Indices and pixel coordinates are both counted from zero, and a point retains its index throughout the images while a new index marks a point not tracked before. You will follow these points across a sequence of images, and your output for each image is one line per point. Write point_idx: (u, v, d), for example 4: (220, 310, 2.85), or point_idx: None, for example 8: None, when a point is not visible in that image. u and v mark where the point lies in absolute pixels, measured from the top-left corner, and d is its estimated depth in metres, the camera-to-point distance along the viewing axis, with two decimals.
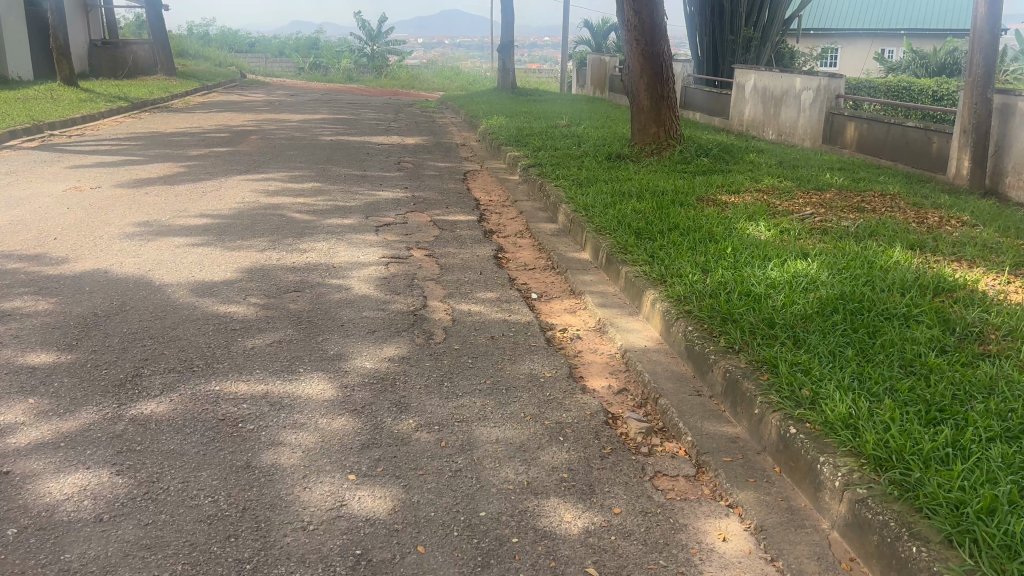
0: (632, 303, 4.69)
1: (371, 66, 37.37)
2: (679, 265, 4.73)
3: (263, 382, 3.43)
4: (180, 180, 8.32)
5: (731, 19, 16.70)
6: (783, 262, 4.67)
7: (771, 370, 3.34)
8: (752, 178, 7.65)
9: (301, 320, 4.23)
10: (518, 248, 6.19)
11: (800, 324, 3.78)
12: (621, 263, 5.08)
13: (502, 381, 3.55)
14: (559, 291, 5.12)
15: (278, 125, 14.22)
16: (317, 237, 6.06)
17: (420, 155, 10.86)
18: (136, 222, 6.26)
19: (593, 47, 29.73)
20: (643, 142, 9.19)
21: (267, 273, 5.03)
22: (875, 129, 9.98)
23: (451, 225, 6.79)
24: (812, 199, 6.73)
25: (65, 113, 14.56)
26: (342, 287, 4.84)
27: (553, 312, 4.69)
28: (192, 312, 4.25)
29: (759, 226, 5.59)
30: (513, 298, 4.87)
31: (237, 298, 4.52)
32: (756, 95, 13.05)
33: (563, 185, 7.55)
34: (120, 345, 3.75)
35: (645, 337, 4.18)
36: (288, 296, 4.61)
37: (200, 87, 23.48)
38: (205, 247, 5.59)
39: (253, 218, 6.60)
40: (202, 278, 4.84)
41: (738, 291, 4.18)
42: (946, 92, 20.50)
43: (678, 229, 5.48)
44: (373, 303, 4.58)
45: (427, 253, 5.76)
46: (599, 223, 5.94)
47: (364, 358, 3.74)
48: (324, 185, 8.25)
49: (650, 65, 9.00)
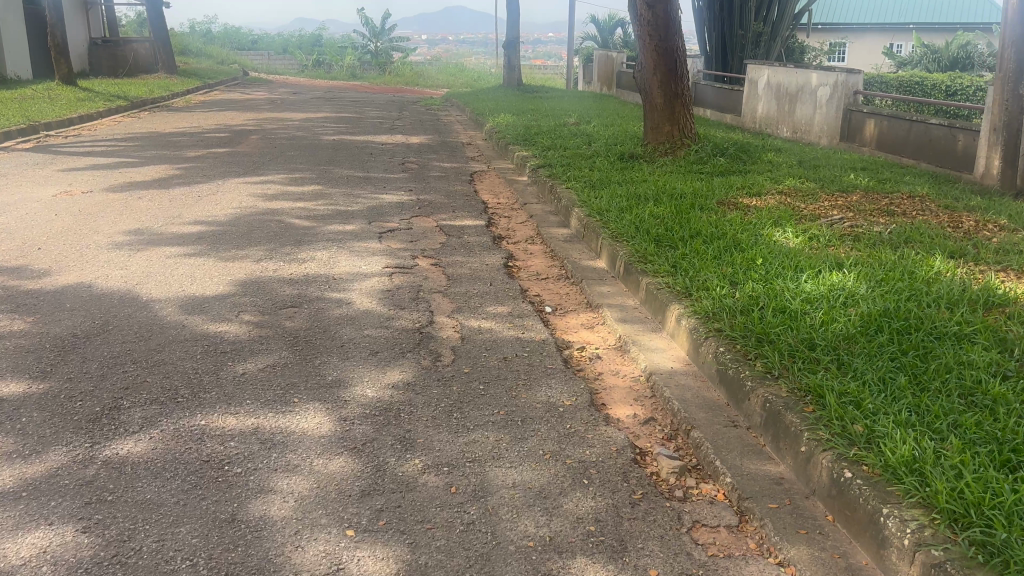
0: (654, 318, 4.35)
1: (375, 64, 36.99)
2: (704, 277, 4.39)
3: (254, 416, 3.11)
4: (176, 183, 8.01)
5: (742, 14, 16.32)
6: (818, 274, 4.33)
7: (817, 402, 3.00)
8: (772, 179, 7.29)
9: (297, 340, 3.91)
10: (530, 256, 5.86)
11: (843, 345, 3.43)
12: (641, 273, 4.75)
13: (516, 411, 3.23)
14: (574, 304, 4.79)
15: (279, 124, 13.92)
16: (316, 245, 5.73)
17: (425, 155, 10.52)
18: (126, 230, 5.95)
19: (599, 43, 29.33)
20: (656, 142, 8.85)
21: (262, 286, 4.71)
22: (896, 126, 9.61)
23: (458, 231, 6.46)
24: (838, 202, 6.38)
25: (62, 113, 14.27)
26: (343, 302, 4.51)
27: (570, 328, 4.37)
28: (180, 332, 3.93)
29: (786, 233, 5.25)
30: (525, 312, 4.54)
31: (229, 315, 4.19)
32: (769, 91, 12.68)
33: (575, 187, 7.21)
34: (99, 372, 3.44)
35: (671, 357, 3.85)
36: (284, 313, 4.28)
37: (202, 86, 23.18)
38: (198, 258, 5.28)
39: (250, 224, 6.28)
40: (192, 292, 4.52)
41: (772, 307, 3.84)
42: (959, 87, 20.04)
43: (700, 237, 5.14)
44: (376, 319, 4.26)
45: (433, 263, 5.44)
46: (615, 229, 5.61)
47: (365, 385, 3.41)
48: (326, 188, 7.93)
49: (664, 62, 8.65)
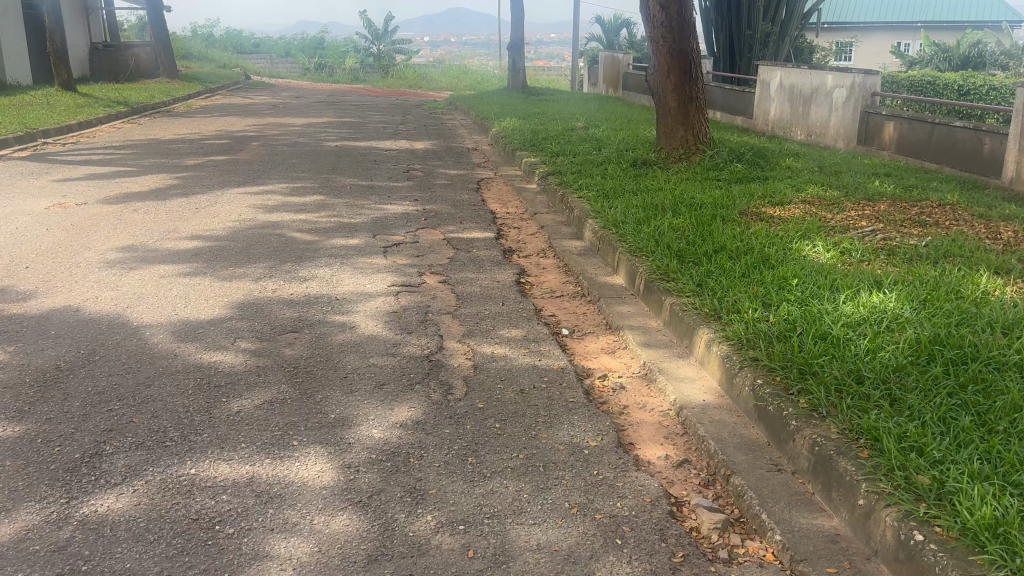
0: (680, 342, 4.06)
1: (377, 67, 36.72)
2: (733, 297, 4.09)
3: (249, 463, 2.82)
4: (175, 194, 7.73)
5: (751, 15, 15.96)
6: (857, 294, 4.03)
7: (873, 446, 2.69)
8: (794, 187, 6.99)
9: (297, 371, 3.61)
10: (543, 271, 5.57)
11: (895, 377, 3.13)
12: (664, 292, 4.45)
13: (538, 455, 2.93)
14: (593, 325, 4.50)
15: (280, 130, 13.63)
16: (318, 261, 5.44)
17: (430, 161, 10.23)
18: (120, 247, 5.67)
19: (605, 44, 29.00)
20: (670, 146, 8.54)
21: (260, 308, 4.42)
22: (916, 129, 9.31)
23: (467, 244, 6.16)
24: (865, 212, 6.09)
25: (61, 119, 14.03)
26: (346, 326, 4.22)
27: (590, 354, 4.07)
28: (172, 363, 3.64)
29: (817, 247, 4.94)
30: (541, 335, 4.25)
31: (224, 343, 3.90)
32: (783, 92, 12.38)
33: (587, 196, 6.91)
34: (81, 411, 3.15)
35: (702, 388, 3.55)
36: (283, 339, 3.99)
37: (204, 90, 22.91)
38: (195, 277, 4.99)
39: (249, 239, 6.00)
40: (186, 316, 4.24)
41: (812, 334, 3.54)
42: (972, 86, 19.71)
43: (726, 252, 4.84)
44: (382, 346, 3.96)
45: (442, 280, 5.14)
46: (633, 242, 5.31)
47: (371, 424, 3.12)
48: (329, 199, 7.64)
49: (678, 64, 8.36)
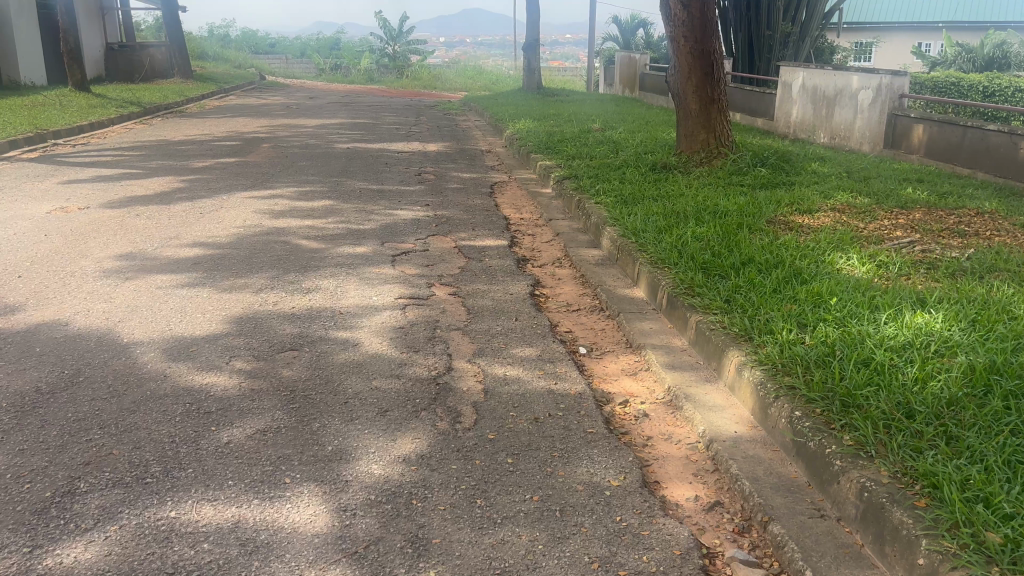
0: (707, 365, 3.77)
1: (392, 67, 36.56)
2: (765, 316, 3.80)
3: (235, 504, 2.55)
4: (181, 197, 7.51)
5: (771, 14, 15.60)
6: (900, 314, 3.72)
7: (932, 495, 2.40)
8: (821, 194, 6.67)
9: (295, 395, 3.35)
10: (559, 283, 5.29)
11: (949, 412, 2.83)
12: (689, 307, 4.17)
13: (555, 496, 2.65)
14: (613, 343, 4.21)
15: (292, 131, 13.42)
16: (323, 270, 5.19)
17: (443, 164, 9.96)
18: (118, 255, 5.43)
19: (622, 44, 28.66)
20: (691, 149, 8.24)
21: (259, 324, 4.16)
22: (947, 131, 8.97)
23: (479, 252, 5.88)
24: (899, 220, 5.77)
25: (72, 119, 13.87)
26: (349, 343, 3.95)
27: (610, 376, 3.78)
28: (160, 385, 3.38)
29: (851, 260, 4.64)
30: (558, 355, 3.96)
31: (217, 363, 3.65)
32: (805, 94, 12.04)
33: (605, 202, 6.62)
34: (57, 441, 2.89)
35: (733, 419, 3.27)
36: (281, 358, 3.73)
37: (218, 90, 22.77)
38: (193, 288, 4.74)
39: (252, 247, 5.75)
40: (180, 332, 3.99)
41: (853, 360, 3.25)
42: (998, 88, 19.22)
43: (755, 265, 4.55)
44: (387, 366, 3.69)
45: (452, 292, 4.87)
46: (655, 253, 5.02)
47: (372, 459, 2.85)
48: (337, 203, 7.39)
49: (700, 64, 8.06)
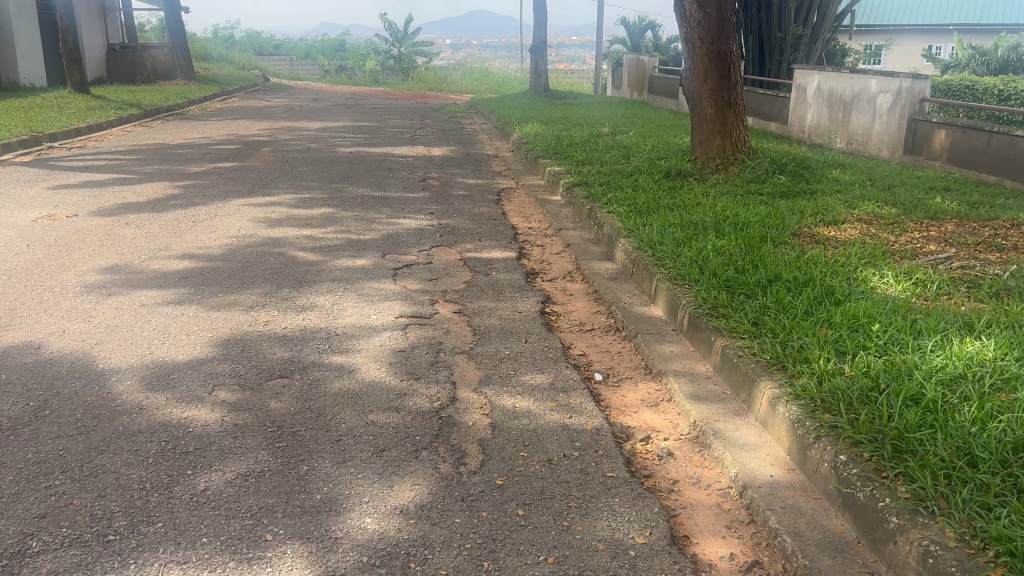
0: (735, 396, 3.46)
1: (397, 69, 36.25)
2: (798, 343, 3.49)
3: (208, 568, 2.24)
4: (174, 204, 7.21)
5: (782, 15, 15.24)
6: (948, 341, 3.39)
7: (1010, 565, 2.08)
8: (845, 203, 6.33)
9: (282, 433, 3.04)
10: (571, 299, 4.97)
11: (1017, 459, 2.50)
12: (714, 330, 3.85)
13: (572, 558, 2.34)
14: (631, 368, 3.89)
15: (293, 135, 13.13)
16: (319, 285, 4.87)
17: (448, 170, 9.65)
18: (102, 268, 5.13)
19: (629, 46, 28.32)
20: (706, 156, 7.93)
21: (247, 347, 3.86)
22: (972, 136, 8.64)
23: (485, 265, 5.56)
24: (930, 232, 5.44)
25: (69, 122, 13.60)
26: (344, 369, 3.64)
27: (629, 407, 3.46)
28: (134, 420, 3.08)
29: (886, 278, 4.30)
30: (571, 382, 3.65)
31: (199, 394, 3.35)
32: (821, 97, 11.71)
33: (618, 212, 6.30)
34: (12, 489, 2.59)
35: (768, 461, 2.95)
36: (269, 388, 3.43)
37: (221, 92, 22.55)
38: (179, 306, 4.44)
39: (246, 259, 5.45)
40: (161, 358, 3.69)
41: (901, 395, 2.92)
42: (1013, 91, 18.74)
43: (783, 283, 4.23)
44: (384, 396, 3.38)
45: (456, 310, 4.56)
46: (674, 268, 4.70)
47: (366, 509, 2.54)
48: (337, 211, 7.09)
49: (716, 67, 7.73)
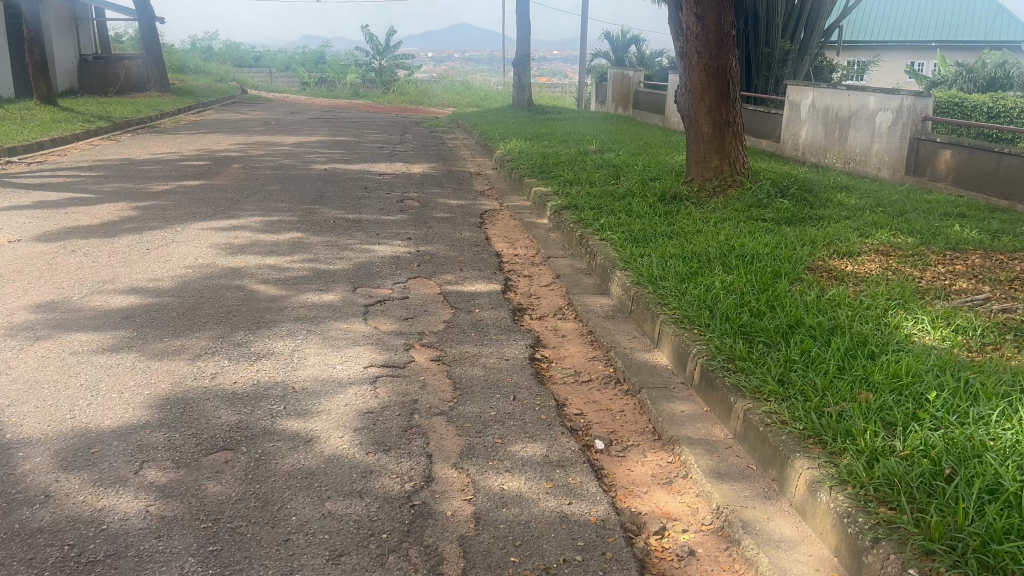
0: (764, 475, 2.92)
1: (378, 82, 35.69)
2: (837, 410, 2.96)
3: None
4: (129, 228, 6.64)
5: (770, 30, 14.73)
6: (1015, 409, 2.86)
7: None
8: (858, 231, 5.85)
9: (219, 530, 2.49)
10: (563, 342, 4.44)
11: None
12: (732, 388, 3.32)
13: None
14: (637, 434, 3.35)
15: (266, 150, 12.55)
16: (279, 327, 4.30)
17: (428, 189, 9.09)
18: (34, 305, 4.55)
19: (613, 60, 27.94)
20: (703, 177, 7.45)
21: (188, 409, 3.29)
22: (980, 157, 8.21)
23: (467, 301, 5.02)
24: (957, 267, 4.94)
25: (31, 135, 12.96)
26: (301, 439, 3.08)
27: (638, 486, 2.93)
28: (34, 514, 2.52)
29: (921, 324, 3.80)
30: (570, 453, 3.10)
31: (122, 473, 2.78)
32: (815, 114, 11.30)
33: (613, 240, 5.78)
34: None
35: (814, 567, 2.42)
36: (208, 466, 2.86)
37: (196, 105, 21.95)
38: (114, 353, 3.86)
39: (199, 293, 4.88)
40: (82, 424, 3.13)
41: (978, 485, 2.39)
42: (1003, 109, 18.25)
43: (808, 331, 3.71)
44: (346, 475, 2.83)
45: (435, 357, 4.01)
46: (680, 309, 4.17)
47: None
48: (307, 236, 6.53)
49: (714, 83, 7.25)
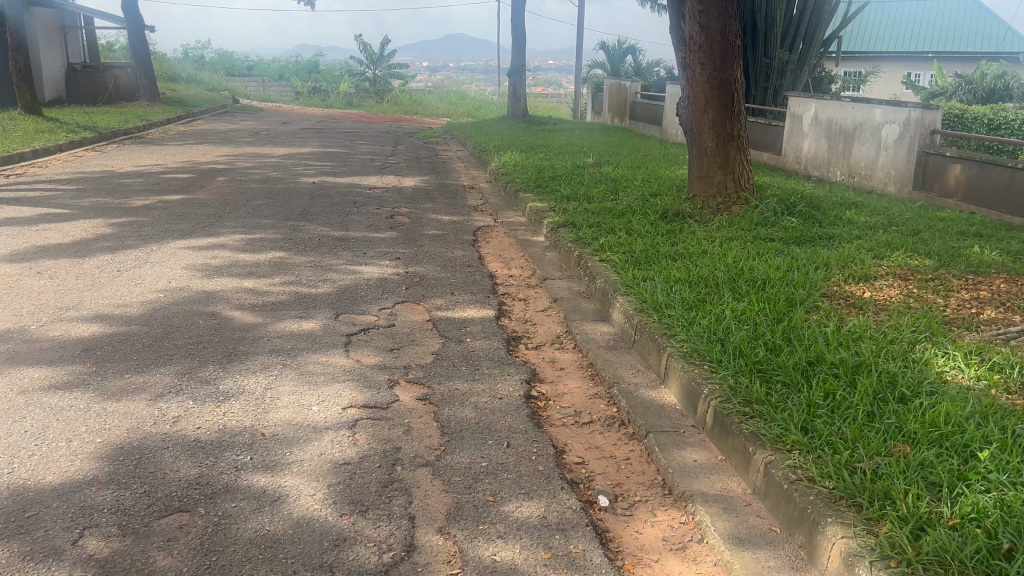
0: (790, 540, 2.58)
1: (372, 91, 35.42)
2: (872, 466, 2.62)
3: None
4: (103, 247, 6.29)
5: (770, 40, 14.43)
6: None
7: None
8: (872, 252, 5.53)
9: None
10: (562, 376, 4.09)
11: None
12: (751, 436, 2.98)
13: None
14: (644, 487, 3.01)
15: (254, 162, 12.21)
16: (252, 361, 3.96)
17: (419, 204, 8.76)
18: None
19: (609, 70, 27.69)
20: (705, 193, 7.14)
21: (143, 461, 2.94)
22: (992, 173, 7.91)
23: (458, 329, 4.68)
24: (983, 293, 4.62)
25: (13, 146, 12.61)
26: (268, 498, 2.73)
27: (648, 554, 2.59)
28: None
29: (954, 361, 3.47)
30: (571, 513, 2.76)
31: (58, 544, 2.43)
32: (818, 127, 11.00)
33: (613, 261, 5.45)
34: None
35: None
36: (159, 532, 2.51)
37: (186, 115, 21.63)
38: (68, 392, 3.51)
39: (168, 321, 4.53)
40: (19, 481, 2.77)
41: None
42: (1004, 121, 17.98)
43: (831, 369, 3.37)
44: (315, 544, 2.48)
45: (421, 396, 3.67)
46: (688, 342, 3.83)
47: None
48: (290, 256, 6.18)
49: (718, 95, 6.93)
